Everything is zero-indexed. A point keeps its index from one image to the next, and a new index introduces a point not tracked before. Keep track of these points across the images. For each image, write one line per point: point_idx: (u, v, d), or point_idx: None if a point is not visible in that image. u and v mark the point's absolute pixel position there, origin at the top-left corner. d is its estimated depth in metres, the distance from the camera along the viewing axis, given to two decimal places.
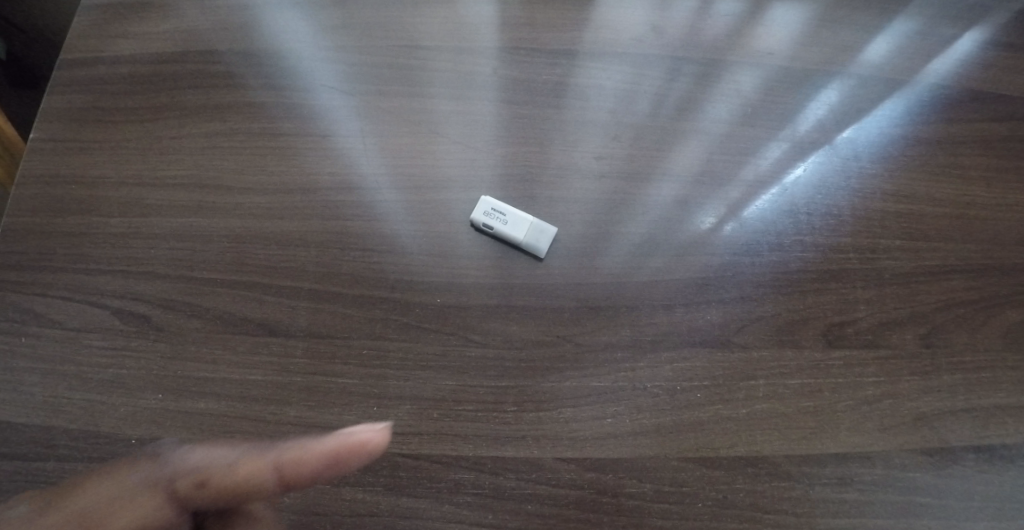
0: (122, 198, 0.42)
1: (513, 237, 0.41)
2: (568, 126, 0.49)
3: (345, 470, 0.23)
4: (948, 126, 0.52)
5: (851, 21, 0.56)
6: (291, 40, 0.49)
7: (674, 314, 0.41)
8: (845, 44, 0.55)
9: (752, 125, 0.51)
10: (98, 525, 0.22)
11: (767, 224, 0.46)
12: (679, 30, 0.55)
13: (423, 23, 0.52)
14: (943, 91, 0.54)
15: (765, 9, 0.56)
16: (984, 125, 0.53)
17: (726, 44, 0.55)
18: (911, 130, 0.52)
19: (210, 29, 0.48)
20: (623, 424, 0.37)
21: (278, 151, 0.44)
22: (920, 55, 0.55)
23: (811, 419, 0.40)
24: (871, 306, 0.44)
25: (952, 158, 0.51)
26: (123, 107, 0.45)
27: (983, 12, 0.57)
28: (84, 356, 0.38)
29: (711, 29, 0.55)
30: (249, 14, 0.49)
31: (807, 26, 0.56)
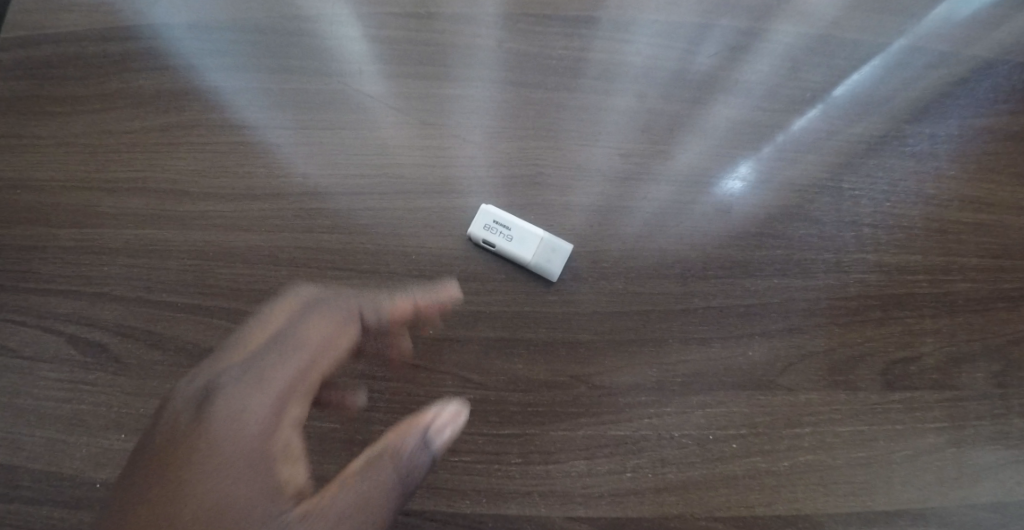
0: (71, 204, 0.36)
1: (521, 258, 0.35)
2: (586, 114, 0.42)
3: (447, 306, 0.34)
4: None
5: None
6: (258, 6, 0.41)
7: (709, 350, 0.35)
8: (922, 10, 0.46)
9: (805, 111, 0.43)
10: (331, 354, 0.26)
11: (823, 238, 0.39)
12: None
13: None
14: None
15: None
16: None
17: (777, 9, 0.45)
18: (998, 119, 0.43)
19: None
20: (643, 480, 0.33)
21: (246, 147, 0.38)
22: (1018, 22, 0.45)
23: (863, 472, 0.35)
24: (938, 338, 0.38)
25: None
26: (70, 96, 0.39)
27: None
28: (40, 389, 0.34)
29: None
30: None
31: None
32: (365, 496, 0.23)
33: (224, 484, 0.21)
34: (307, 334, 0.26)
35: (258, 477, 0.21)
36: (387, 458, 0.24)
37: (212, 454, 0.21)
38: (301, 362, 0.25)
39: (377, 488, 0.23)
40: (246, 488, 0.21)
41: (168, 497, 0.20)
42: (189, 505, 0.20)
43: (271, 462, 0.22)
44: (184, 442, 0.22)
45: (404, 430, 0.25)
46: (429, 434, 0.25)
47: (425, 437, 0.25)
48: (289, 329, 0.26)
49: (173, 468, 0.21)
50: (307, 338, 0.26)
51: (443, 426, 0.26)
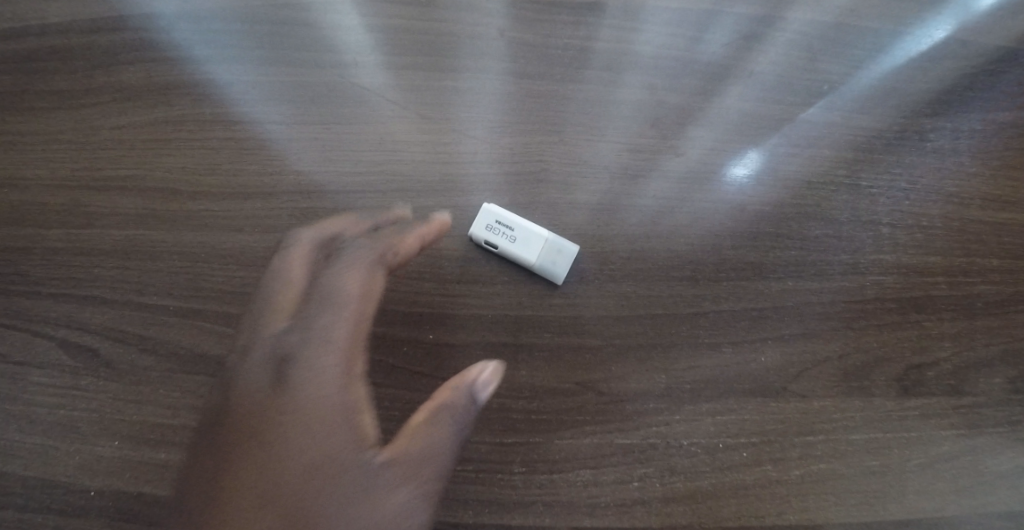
0: (59, 203, 0.35)
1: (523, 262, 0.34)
2: (593, 107, 0.40)
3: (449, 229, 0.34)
4: None
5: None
6: None
7: (720, 356, 0.34)
8: None
9: (820, 105, 0.41)
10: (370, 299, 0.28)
11: (839, 239, 0.38)
12: None
13: None
14: None
15: None
16: None
17: None
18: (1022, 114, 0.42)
19: None
20: (650, 489, 0.32)
21: (240, 143, 0.36)
22: None
23: (877, 481, 0.34)
24: (956, 343, 0.37)
25: None
26: (56, 91, 0.37)
27: None
28: (30, 396, 0.33)
29: None
30: None
31: None
32: (426, 450, 0.25)
33: (310, 443, 0.24)
34: (341, 295, 0.27)
35: (338, 435, 0.24)
36: (442, 420, 0.26)
37: (292, 419, 0.24)
38: (350, 313, 0.27)
39: (439, 441, 0.25)
40: (334, 443, 0.24)
41: (266, 461, 0.23)
42: (283, 464, 0.23)
43: (343, 416, 0.24)
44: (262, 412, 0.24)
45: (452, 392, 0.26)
46: (475, 393, 0.26)
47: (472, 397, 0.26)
48: (325, 293, 0.28)
49: (257, 436, 0.24)
50: (343, 297, 0.27)
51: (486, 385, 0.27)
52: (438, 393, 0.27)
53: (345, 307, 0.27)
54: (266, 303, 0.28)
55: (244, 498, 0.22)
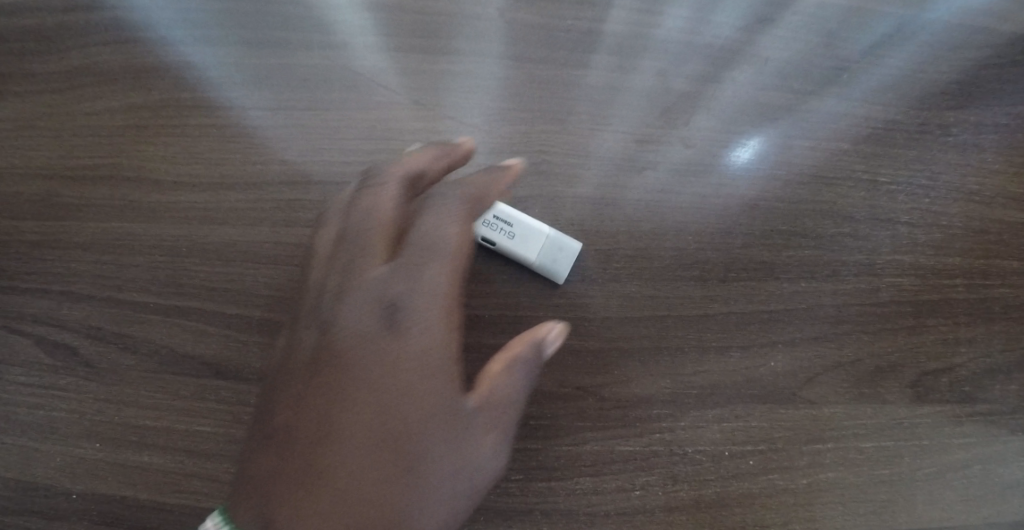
0: (34, 194, 0.33)
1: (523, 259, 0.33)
2: (597, 94, 0.38)
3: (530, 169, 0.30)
4: None
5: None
6: None
7: (729, 360, 0.33)
8: None
9: (834, 96, 0.40)
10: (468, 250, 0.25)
11: (856, 237, 0.36)
12: None
13: None
14: None
15: None
16: None
17: None
18: None
19: None
20: (653, 498, 0.30)
21: (225, 131, 0.35)
22: None
23: (888, 490, 0.33)
24: (972, 348, 0.35)
25: None
26: (31, 74, 0.35)
27: None
28: (5, 395, 0.31)
29: None
30: None
31: None
32: (506, 403, 0.25)
33: (412, 394, 0.23)
34: (442, 247, 0.24)
35: (437, 388, 0.23)
36: (516, 370, 0.25)
37: (391, 371, 0.23)
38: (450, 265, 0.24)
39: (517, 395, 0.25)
40: (435, 394, 0.23)
41: (369, 407, 0.23)
42: (386, 416, 0.23)
43: (444, 372, 0.23)
44: (360, 363, 0.23)
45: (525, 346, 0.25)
46: (547, 350, 0.26)
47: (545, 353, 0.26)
48: (423, 240, 0.24)
49: (356, 387, 0.23)
50: (445, 249, 0.24)
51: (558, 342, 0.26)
52: (507, 345, 0.26)
53: (450, 261, 0.24)
54: (356, 245, 0.26)
55: (348, 446, 0.22)
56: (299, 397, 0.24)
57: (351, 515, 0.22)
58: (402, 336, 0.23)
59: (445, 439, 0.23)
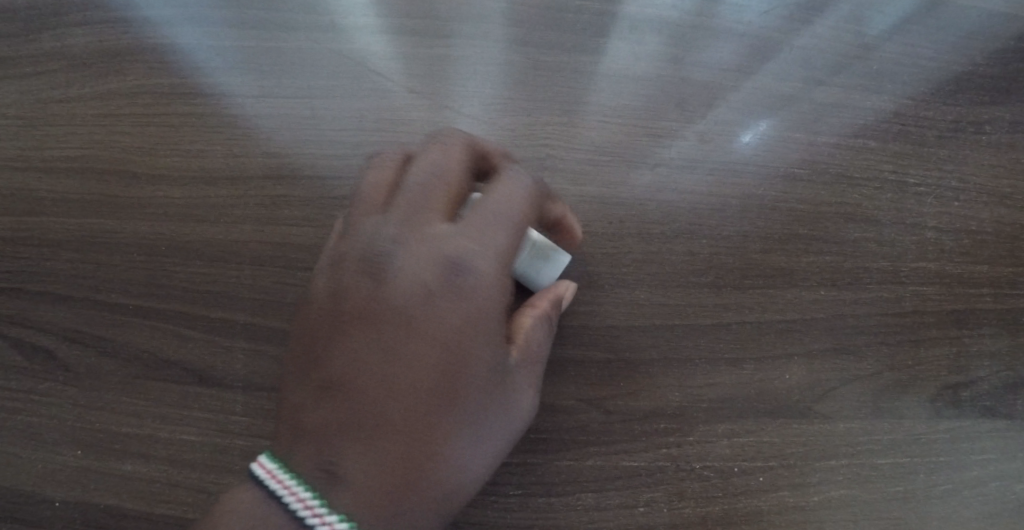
0: (7, 186, 0.31)
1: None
2: (607, 84, 0.36)
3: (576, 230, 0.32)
4: None
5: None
6: None
7: (741, 372, 0.31)
8: None
9: (859, 88, 0.37)
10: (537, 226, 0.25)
11: (879, 242, 0.34)
12: None
13: None
14: None
15: None
16: None
17: None
18: None
19: None
20: (658, 515, 0.29)
21: (209, 119, 0.32)
22: None
23: (901, 508, 0.31)
24: (996, 361, 0.33)
25: None
26: (2, 55, 0.33)
27: None
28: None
29: None
30: None
31: None
32: (540, 354, 0.25)
33: (465, 352, 0.22)
34: (514, 214, 0.24)
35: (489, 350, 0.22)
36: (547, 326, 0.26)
37: (453, 327, 0.22)
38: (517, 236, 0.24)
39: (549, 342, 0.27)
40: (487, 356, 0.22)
41: (420, 362, 0.21)
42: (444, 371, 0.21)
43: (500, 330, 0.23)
44: (420, 315, 0.22)
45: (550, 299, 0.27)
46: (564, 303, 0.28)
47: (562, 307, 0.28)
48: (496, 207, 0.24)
49: (415, 339, 0.21)
50: (516, 217, 0.24)
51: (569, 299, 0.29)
52: (532, 302, 0.27)
53: (518, 226, 0.24)
54: (420, 196, 0.24)
55: (406, 402, 0.20)
56: (355, 343, 0.21)
57: (416, 465, 0.20)
58: (466, 290, 0.22)
59: (502, 391, 0.23)
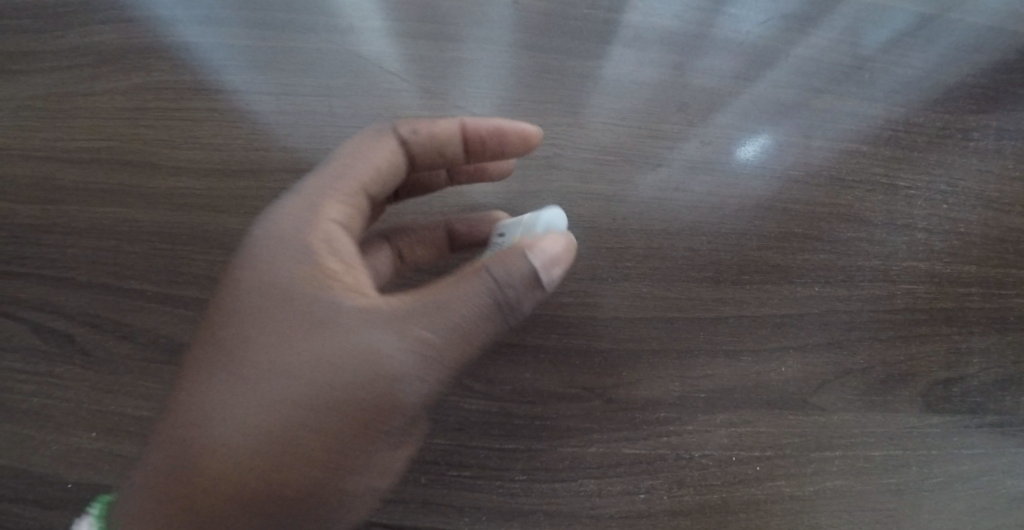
0: (29, 175, 0.32)
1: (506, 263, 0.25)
2: (612, 87, 0.38)
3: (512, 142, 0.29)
4: None
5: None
6: None
7: (739, 364, 0.32)
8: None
9: (853, 95, 0.39)
10: (365, 167, 0.25)
11: (871, 242, 0.35)
12: None
13: None
14: None
15: None
16: None
17: None
18: None
19: None
20: (657, 502, 0.30)
21: (228, 113, 0.34)
22: None
23: (893, 499, 0.32)
24: (986, 358, 0.35)
25: None
26: (26, 50, 0.34)
27: None
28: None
29: None
30: None
31: None
32: (443, 320, 0.19)
33: (264, 314, 0.20)
34: (331, 167, 0.24)
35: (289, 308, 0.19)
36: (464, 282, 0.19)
37: (257, 288, 0.21)
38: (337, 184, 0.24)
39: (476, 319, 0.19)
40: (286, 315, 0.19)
41: (224, 331, 0.20)
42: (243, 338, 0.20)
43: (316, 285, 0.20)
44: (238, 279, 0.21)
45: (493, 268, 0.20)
46: (514, 273, 0.19)
47: (513, 276, 0.19)
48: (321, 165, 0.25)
49: (225, 305, 0.21)
50: (331, 167, 0.24)
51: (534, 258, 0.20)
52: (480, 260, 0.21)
53: (341, 174, 0.24)
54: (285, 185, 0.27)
55: (204, 377, 0.19)
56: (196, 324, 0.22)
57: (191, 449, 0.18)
58: (273, 243, 0.22)
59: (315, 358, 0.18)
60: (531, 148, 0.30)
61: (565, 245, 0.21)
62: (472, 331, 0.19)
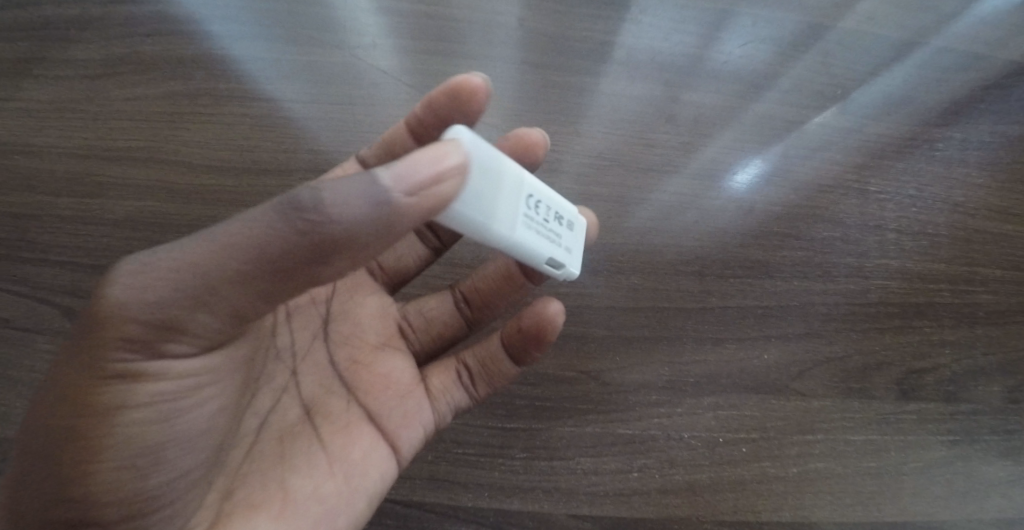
0: (70, 171, 0.35)
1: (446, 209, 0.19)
2: (607, 98, 0.41)
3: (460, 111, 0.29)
4: None
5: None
6: None
7: (724, 351, 0.34)
8: (933, 24, 0.47)
9: (827, 109, 0.42)
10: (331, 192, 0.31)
11: (846, 241, 0.38)
12: None
13: None
14: None
15: None
16: None
17: (790, 14, 0.46)
18: (1011, 129, 0.43)
19: None
20: (650, 480, 0.32)
21: (255, 118, 0.37)
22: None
23: (872, 482, 0.34)
24: (957, 349, 0.37)
25: None
26: (71, 59, 0.38)
27: None
28: (18, 365, 0.31)
29: None
30: None
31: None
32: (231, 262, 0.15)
33: None
34: None
35: None
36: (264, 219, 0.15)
37: None
38: None
39: (254, 240, 0.15)
40: None
41: None
42: None
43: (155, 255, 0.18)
44: None
45: (307, 193, 0.15)
46: (326, 199, 0.14)
47: (346, 211, 0.15)
48: None
49: None
50: None
51: (376, 184, 0.15)
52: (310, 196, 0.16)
53: None
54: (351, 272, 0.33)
55: None
56: None
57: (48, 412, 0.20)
58: None
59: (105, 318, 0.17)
60: (470, 104, 0.29)
61: (436, 170, 0.16)
62: (253, 259, 0.15)
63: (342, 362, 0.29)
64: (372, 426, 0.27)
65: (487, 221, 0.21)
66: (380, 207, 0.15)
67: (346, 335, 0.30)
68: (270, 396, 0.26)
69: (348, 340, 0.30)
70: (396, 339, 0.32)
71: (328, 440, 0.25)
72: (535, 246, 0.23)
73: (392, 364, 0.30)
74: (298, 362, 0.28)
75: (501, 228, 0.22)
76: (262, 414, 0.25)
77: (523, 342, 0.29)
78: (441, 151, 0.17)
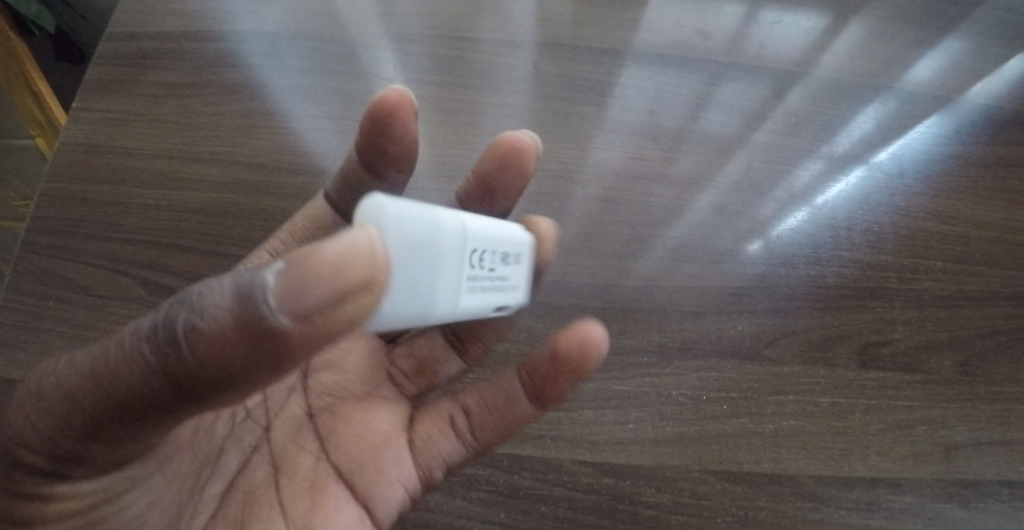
0: (157, 170, 0.42)
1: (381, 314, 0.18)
2: (603, 125, 0.49)
3: (389, 121, 0.34)
4: (978, 150, 0.52)
5: (882, 46, 0.58)
6: (342, 29, 0.51)
7: (704, 321, 0.40)
8: (879, 68, 0.56)
9: (795, 135, 0.51)
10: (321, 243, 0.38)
11: (805, 236, 0.46)
12: (718, 43, 0.56)
13: (473, 21, 0.54)
14: (972, 117, 0.54)
15: (800, 28, 0.58)
16: (1015, 150, 0.52)
17: (755, 59, 0.56)
18: (945, 151, 0.52)
19: (260, 19, 0.51)
20: (644, 431, 0.36)
21: (317, 134, 0.45)
22: (952, 84, 0.56)
23: (841, 440, 0.38)
24: (909, 327, 0.43)
25: (987, 184, 0.50)
26: (163, 83, 0.46)
27: (1010, 49, 0.58)
28: (103, 325, 0.36)
29: (749, 44, 0.57)
30: (300, 7, 0.52)
31: (838, 46, 0.57)
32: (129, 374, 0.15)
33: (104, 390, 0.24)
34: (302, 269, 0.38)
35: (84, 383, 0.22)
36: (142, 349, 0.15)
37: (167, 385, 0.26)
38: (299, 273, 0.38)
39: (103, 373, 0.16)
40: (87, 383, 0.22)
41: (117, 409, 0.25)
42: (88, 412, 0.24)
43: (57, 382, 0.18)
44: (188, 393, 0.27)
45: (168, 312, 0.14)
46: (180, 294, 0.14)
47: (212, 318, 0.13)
48: None
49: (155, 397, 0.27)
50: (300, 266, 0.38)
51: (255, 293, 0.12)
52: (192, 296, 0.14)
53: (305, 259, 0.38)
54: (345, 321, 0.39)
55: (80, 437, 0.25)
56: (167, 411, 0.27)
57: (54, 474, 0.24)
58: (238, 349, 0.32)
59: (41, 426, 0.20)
60: (397, 115, 0.33)
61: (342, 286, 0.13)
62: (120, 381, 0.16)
63: (319, 414, 0.32)
64: (341, 486, 0.29)
65: (422, 302, 0.20)
66: (255, 342, 0.13)
67: (325, 387, 0.34)
68: (236, 458, 0.28)
69: (326, 392, 0.33)
70: (382, 389, 0.36)
71: (290, 502, 0.27)
72: (469, 303, 0.23)
73: (372, 416, 0.33)
74: (271, 418, 0.31)
75: (438, 304, 0.21)
76: (226, 477, 0.27)
77: (557, 373, 0.32)
78: (347, 263, 0.13)
